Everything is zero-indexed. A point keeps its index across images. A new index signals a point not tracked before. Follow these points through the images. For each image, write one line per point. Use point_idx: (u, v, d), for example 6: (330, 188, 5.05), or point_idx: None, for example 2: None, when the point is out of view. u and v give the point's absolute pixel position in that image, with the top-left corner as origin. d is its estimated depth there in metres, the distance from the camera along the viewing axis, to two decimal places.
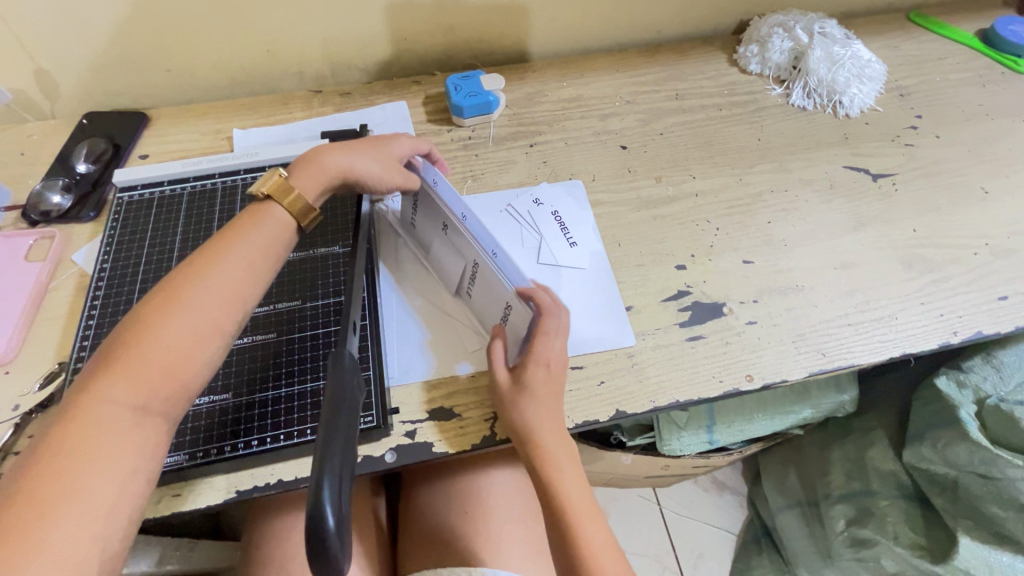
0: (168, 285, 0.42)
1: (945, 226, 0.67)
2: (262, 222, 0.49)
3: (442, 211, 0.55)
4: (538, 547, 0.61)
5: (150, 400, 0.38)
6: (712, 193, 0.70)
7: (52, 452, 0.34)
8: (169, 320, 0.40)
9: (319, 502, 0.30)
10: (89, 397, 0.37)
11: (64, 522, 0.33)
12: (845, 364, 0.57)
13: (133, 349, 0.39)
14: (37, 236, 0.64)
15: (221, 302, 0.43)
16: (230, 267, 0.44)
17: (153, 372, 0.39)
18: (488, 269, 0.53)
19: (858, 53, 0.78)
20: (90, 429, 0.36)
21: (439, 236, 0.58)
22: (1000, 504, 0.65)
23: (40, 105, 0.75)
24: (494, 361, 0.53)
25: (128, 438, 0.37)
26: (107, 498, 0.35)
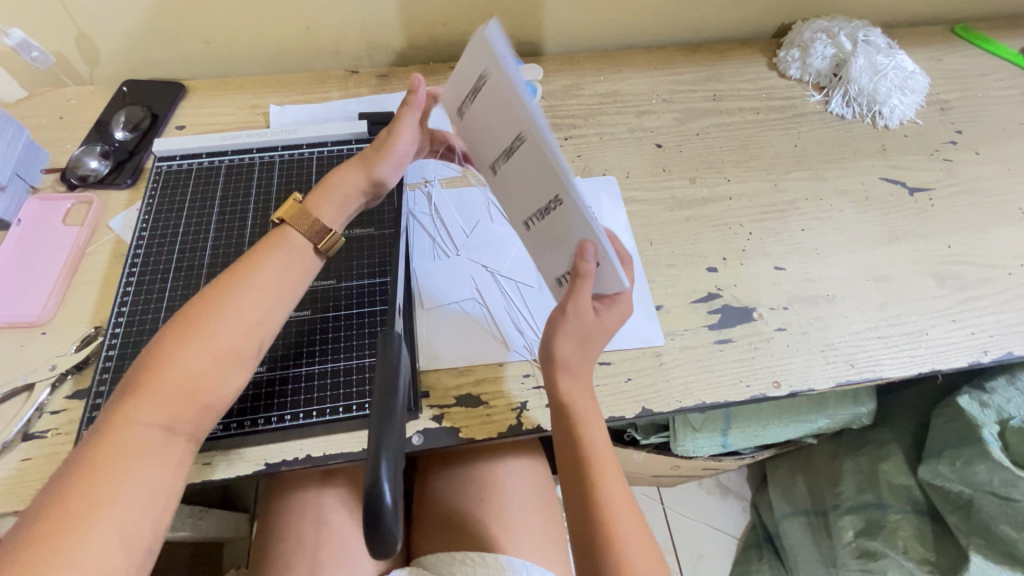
0: (190, 311, 0.42)
1: (981, 244, 0.66)
2: (281, 248, 0.48)
3: (513, 115, 0.37)
4: (550, 538, 0.62)
5: (173, 421, 0.39)
6: (746, 198, 0.70)
7: (84, 468, 0.36)
8: (189, 347, 0.41)
9: (378, 480, 0.32)
10: (118, 417, 0.38)
11: (96, 537, 0.34)
12: (873, 377, 0.57)
13: (157, 371, 0.39)
14: (74, 200, 0.65)
15: (243, 325, 0.43)
16: (254, 292, 0.44)
17: (177, 394, 0.40)
18: (569, 210, 0.40)
19: (901, 64, 0.77)
20: (120, 448, 0.37)
21: (496, 154, 0.40)
22: (1014, 526, 0.65)
23: (79, 69, 0.75)
24: (581, 292, 0.44)
25: (154, 457, 0.38)
26: (134, 514, 0.36)
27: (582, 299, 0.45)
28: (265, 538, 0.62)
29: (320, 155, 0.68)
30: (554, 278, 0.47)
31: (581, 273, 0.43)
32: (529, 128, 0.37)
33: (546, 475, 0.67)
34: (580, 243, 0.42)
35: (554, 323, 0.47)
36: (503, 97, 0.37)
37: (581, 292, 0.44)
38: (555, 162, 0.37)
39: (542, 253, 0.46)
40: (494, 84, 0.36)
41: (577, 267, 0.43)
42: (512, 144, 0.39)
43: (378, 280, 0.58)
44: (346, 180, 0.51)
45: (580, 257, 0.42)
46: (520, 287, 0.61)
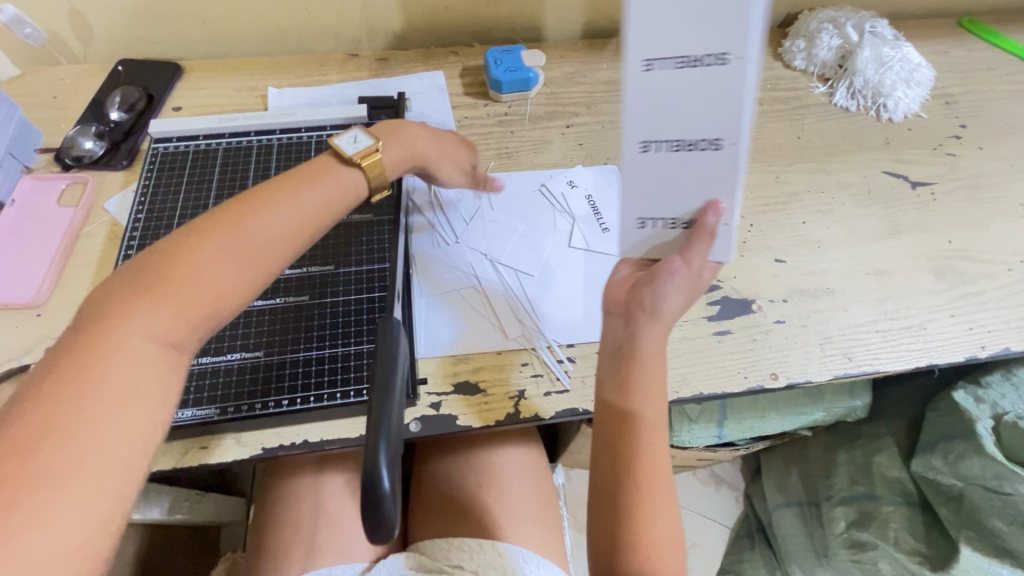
0: (223, 218, 0.40)
1: (982, 240, 0.66)
2: (325, 180, 0.47)
3: (734, 37, 0.38)
4: (546, 527, 0.62)
5: (184, 328, 0.37)
6: (748, 190, 0.69)
7: (80, 361, 0.33)
8: (216, 254, 0.39)
9: (375, 466, 0.32)
10: (125, 311, 0.35)
11: (91, 435, 0.31)
12: (870, 370, 0.58)
13: (175, 270, 0.37)
14: (70, 181, 0.64)
15: (269, 241, 0.41)
16: (283, 212, 0.43)
17: (192, 297, 0.37)
18: (727, 157, 0.42)
19: (907, 56, 0.76)
20: (121, 345, 0.34)
21: (674, 58, 0.39)
22: (1004, 519, 0.66)
23: (74, 48, 0.74)
24: (700, 244, 0.45)
25: (161, 362, 0.35)
26: (132, 420, 0.33)
27: (700, 257, 0.45)
28: (262, 522, 0.62)
29: (319, 139, 0.67)
30: (639, 219, 0.45)
31: (706, 229, 0.44)
32: (742, 57, 0.38)
33: (542, 463, 0.67)
34: (713, 198, 0.44)
35: (655, 269, 0.46)
36: (723, 19, 0.37)
37: (701, 246, 0.45)
38: (746, 104, 0.40)
39: (653, 189, 0.44)
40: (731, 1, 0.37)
41: (698, 218, 0.45)
42: (707, 61, 0.39)
43: (377, 265, 0.57)
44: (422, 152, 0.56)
45: (703, 210, 0.44)
46: (519, 274, 0.60)
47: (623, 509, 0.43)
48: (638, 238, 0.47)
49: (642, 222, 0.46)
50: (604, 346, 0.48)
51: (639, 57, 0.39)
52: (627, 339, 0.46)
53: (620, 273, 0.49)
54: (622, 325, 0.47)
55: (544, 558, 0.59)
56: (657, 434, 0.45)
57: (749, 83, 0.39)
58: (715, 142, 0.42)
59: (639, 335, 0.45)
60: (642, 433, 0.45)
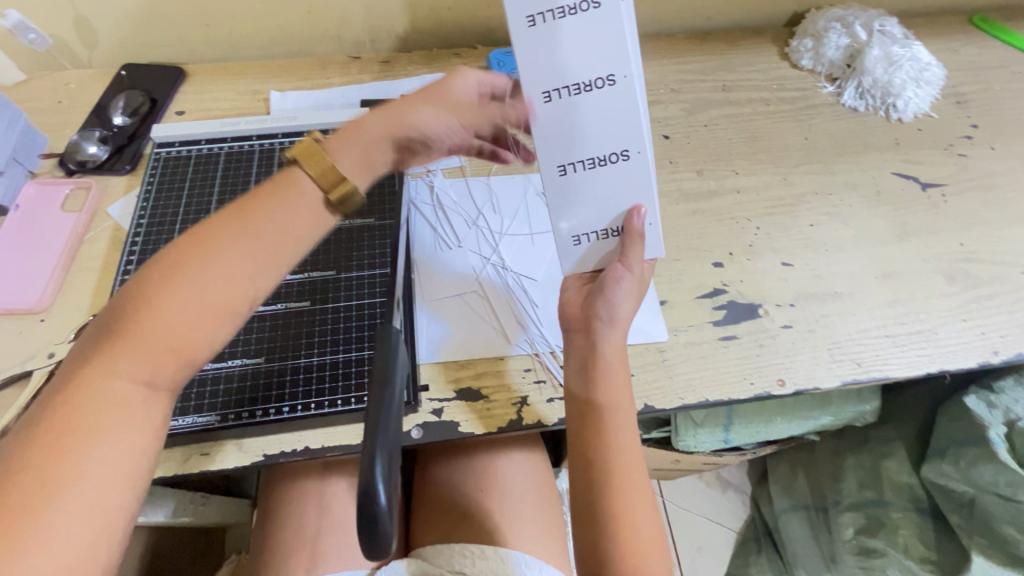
0: (176, 256, 0.37)
1: (994, 242, 0.65)
2: (288, 195, 0.41)
3: (616, 58, 0.39)
4: (551, 534, 0.62)
5: (154, 376, 0.35)
6: (754, 192, 0.68)
7: (51, 427, 0.32)
8: (172, 300, 0.36)
9: (372, 479, 0.32)
10: (93, 371, 0.34)
11: (64, 504, 0.31)
12: (879, 376, 0.57)
13: (133, 325, 0.35)
14: (73, 187, 0.64)
15: (234, 278, 0.38)
16: (247, 244, 0.38)
17: (159, 349, 0.35)
18: (636, 164, 0.43)
19: (917, 55, 0.75)
20: (91, 406, 0.33)
21: (567, 85, 0.40)
22: (1016, 526, 0.65)
23: (78, 53, 0.74)
24: (631, 249, 0.45)
25: (131, 413, 0.34)
26: (107, 483, 0.33)
27: (640, 262, 0.45)
28: (265, 526, 0.62)
29: None
30: (572, 236, 0.45)
31: (633, 235, 0.44)
32: (627, 76, 0.40)
33: (546, 468, 0.66)
34: (635, 203, 0.44)
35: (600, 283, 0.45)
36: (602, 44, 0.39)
37: (631, 253, 0.45)
38: (639, 118, 0.41)
39: (585, 207, 0.44)
40: (608, 25, 0.39)
41: (625, 225, 0.45)
42: (596, 82, 0.40)
43: (378, 271, 0.57)
44: (380, 123, 0.45)
45: (627, 217, 0.44)
46: (522, 278, 0.60)
47: (605, 513, 0.43)
48: (575, 257, 0.47)
49: (576, 239, 0.46)
50: (569, 364, 0.47)
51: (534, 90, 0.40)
52: (589, 354, 0.46)
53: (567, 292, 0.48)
54: (582, 341, 0.47)
55: (548, 564, 0.58)
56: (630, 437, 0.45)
57: (641, 96, 0.41)
58: (619, 159, 0.43)
59: (598, 345, 0.46)
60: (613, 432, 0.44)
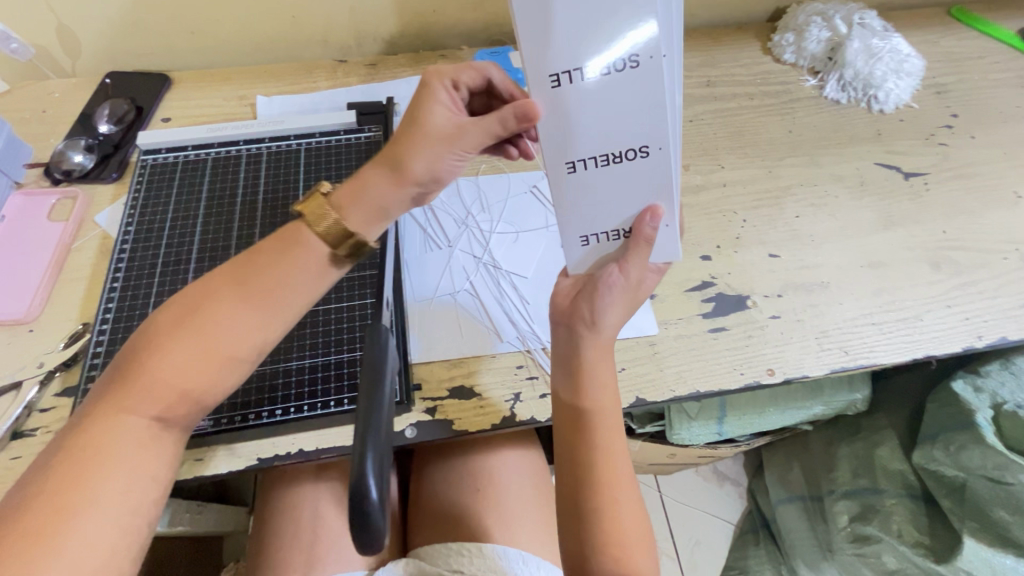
0: (186, 306, 0.38)
1: (976, 228, 0.66)
2: (296, 247, 0.41)
3: (642, 37, 0.36)
4: (546, 529, 0.62)
5: (165, 415, 0.37)
6: (741, 185, 0.69)
7: (69, 463, 0.34)
8: (180, 349, 0.37)
9: (362, 476, 0.32)
10: (109, 411, 0.36)
11: (80, 535, 0.33)
12: (867, 364, 0.57)
13: (144, 369, 0.36)
14: (60, 196, 0.64)
15: (236, 329, 0.38)
16: (251, 296, 0.39)
17: (168, 392, 0.37)
18: (655, 163, 0.40)
19: (896, 47, 0.76)
20: (108, 443, 0.35)
21: (582, 65, 0.36)
22: (1007, 508, 0.66)
23: (62, 62, 0.74)
24: (636, 257, 0.42)
25: (141, 451, 0.36)
26: (123, 514, 0.34)
27: (638, 268, 0.43)
28: (261, 531, 0.62)
29: (308, 146, 0.67)
30: (583, 237, 0.43)
31: (643, 240, 0.42)
32: (654, 56, 0.36)
33: (540, 465, 0.67)
34: (652, 204, 0.41)
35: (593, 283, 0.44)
36: (619, 24, 0.35)
37: (635, 260, 0.42)
38: (665, 101, 0.37)
39: (600, 203, 0.42)
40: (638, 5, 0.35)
41: (635, 228, 0.42)
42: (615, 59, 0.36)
43: (367, 271, 0.57)
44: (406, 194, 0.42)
45: (638, 218, 0.42)
46: (511, 276, 0.60)
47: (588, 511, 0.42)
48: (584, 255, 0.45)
49: (586, 240, 0.44)
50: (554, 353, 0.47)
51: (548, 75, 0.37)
52: (572, 350, 0.45)
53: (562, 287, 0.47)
54: (565, 334, 0.46)
55: (547, 561, 0.58)
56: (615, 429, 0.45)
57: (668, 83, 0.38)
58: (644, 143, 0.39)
59: (581, 347, 0.44)
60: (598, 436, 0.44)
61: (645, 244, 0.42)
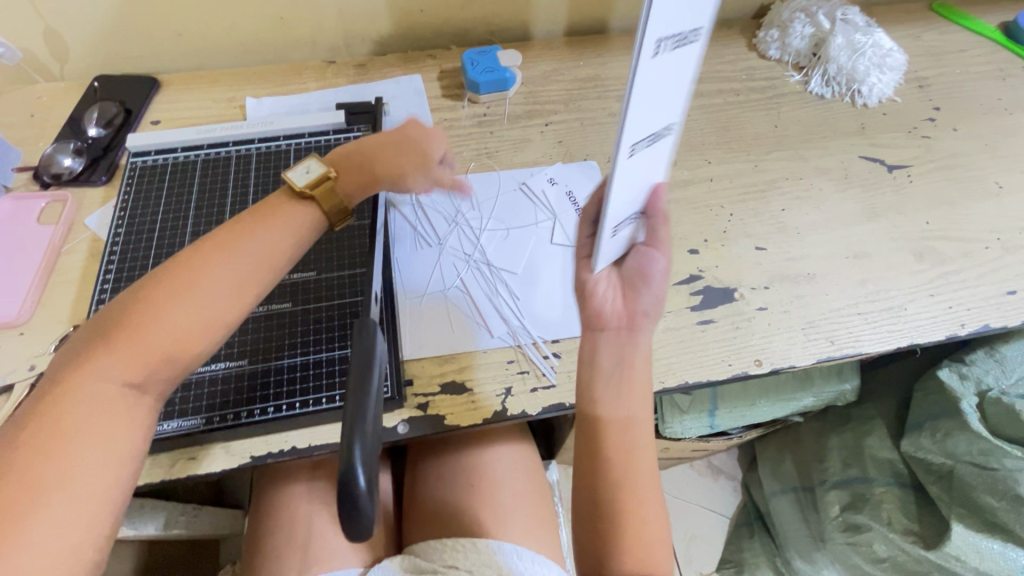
0: (171, 271, 0.40)
1: (958, 219, 0.67)
2: (280, 223, 0.46)
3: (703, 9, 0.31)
4: (540, 523, 0.62)
5: (145, 377, 0.38)
6: (727, 179, 0.70)
7: (44, 423, 0.34)
8: (168, 311, 0.39)
9: (350, 465, 0.32)
10: (87, 370, 0.36)
11: (60, 485, 0.33)
12: (852, 353, 0.58)
13: (129, 330, 0.38)
14: (49, 200, 0.64)
15: (221, 294, 0.41)
16: (237, 263, 0.42)
17: (151, 353, 0.38)
18: (666, 142, 0.38)
19: (879, 42, 0.77)
20: (85, 402, 0.35)
21: (671, 37, 0.30)
22: (994, 494, 0.66)
23: (49, 66, 0.74)
24: (663, 235, 0.44)
25: (121, 411, 0.37)
26: (97, 474, 0.34)
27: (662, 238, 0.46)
28: (257, 531, 0.62)
29: (298, 147, 0.67)
30: (615, 230, 0.40)
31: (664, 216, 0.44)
32: (699, 34, 0.32)
33: (535, 459, 0.68)
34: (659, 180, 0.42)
35: (637, 272, 0.45)
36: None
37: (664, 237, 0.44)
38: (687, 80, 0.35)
39: (636, 189, 0.39)
40: None
41: (650, 205, 0.43)
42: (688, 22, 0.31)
43: (358, 270, 0.58)
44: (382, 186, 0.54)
45: (651, 197, 0.42)
46: (502, 272, 0.61)
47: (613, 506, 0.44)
48: (612, 248, 0.43)
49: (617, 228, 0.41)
50: (602, 364, 0.44)
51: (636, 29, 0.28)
52: (627, 352, 0.44)
53: (604, 287, 0.45)
54: (615, 334, 0.44)
55: (540, 554, 0.59)
56: (646, 433, 0.45)
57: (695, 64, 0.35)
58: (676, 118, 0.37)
59: (641, 346, 0.44)
60: (624, 434, 0.44)
61: (661, 221, 0.44)
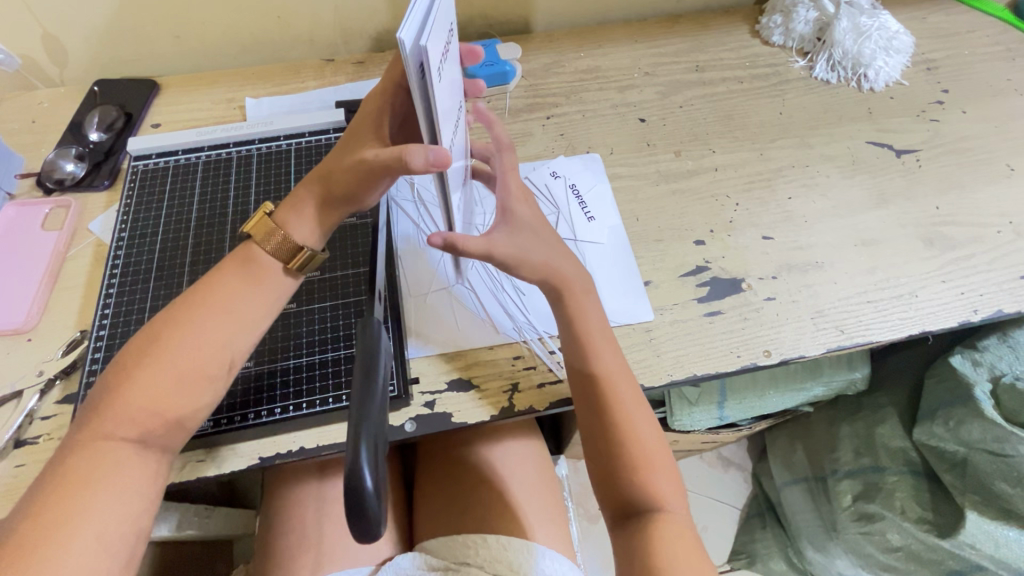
0: (156, 334, 0.42)
1: (969, 203, 0.66)
2: (254, 275, 0.46)
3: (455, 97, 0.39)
4: (551, 516, 0.62)
5: (144, 435, 0.41)
6: (732, 168, 0.69)
7: (56, 490, 0.37)
8: (153, 375, 0.41)
9: (357, 465, 0.32)
10: (87, 440, 0.39)
11: (70, 544, 0.36)
12: (863, 342, 0.57)
13: (120, 396, 0.40)
14: (52, 206, 0.64)
15: (203, 350, 0.43)
16: (217, 318, 0.44)
17: (145, 414, 0.40)
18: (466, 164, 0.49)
19: (885, 25, 0.76)
20: (91, 468, 0.38)
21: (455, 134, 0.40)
22: (1008, 481, 0.65)
23: (50, 72, 0.74)
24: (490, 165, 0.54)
25: (124, 471, 0.39)
26: (110, 527, 0.37)
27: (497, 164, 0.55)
28: (267, 532, 0.62)
29: (298, 146, 0.67)
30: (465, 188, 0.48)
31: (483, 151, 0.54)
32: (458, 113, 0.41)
33: (542, 453, 0.67)
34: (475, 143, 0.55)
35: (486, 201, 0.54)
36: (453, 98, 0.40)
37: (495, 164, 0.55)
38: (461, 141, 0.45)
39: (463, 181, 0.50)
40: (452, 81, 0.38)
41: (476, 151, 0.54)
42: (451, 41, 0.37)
43: (361, 269, 0.58)
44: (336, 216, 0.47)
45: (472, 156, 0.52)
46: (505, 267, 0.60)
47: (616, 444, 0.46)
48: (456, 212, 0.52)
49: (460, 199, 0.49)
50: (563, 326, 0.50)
51: (417, 104, 0.32)
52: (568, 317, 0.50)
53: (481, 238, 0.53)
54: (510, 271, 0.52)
55: (548, 548, 0.58)
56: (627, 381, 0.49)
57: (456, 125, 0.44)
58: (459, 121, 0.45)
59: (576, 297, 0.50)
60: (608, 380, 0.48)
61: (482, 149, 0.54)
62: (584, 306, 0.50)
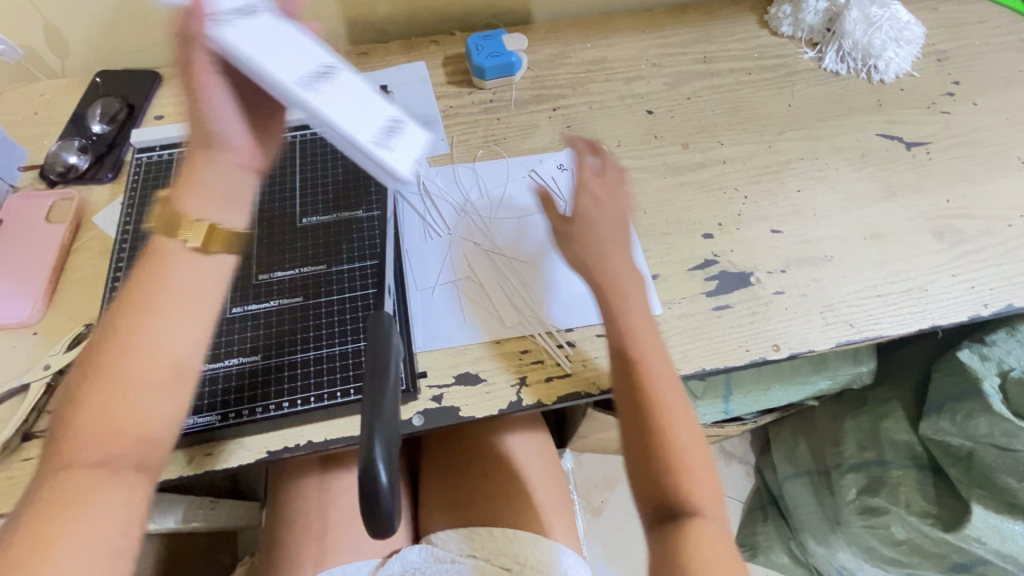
0: (99, 354, 0.41)
1: (979, 196, 0.65)
2: (189, 271, 0.43)
3: None
4: (559, 509, 0.63)
5: (110, 455, 0.39)
6: (740, 161, 0.68)
7: (35, 519, 0.37)
8: (99, 394, 0.39)
9: (372, 460, 0.32)
10: (55, 469, 0.38)
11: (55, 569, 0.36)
12: (872, 336, 0.57)
13: (73, 421, 0.39)
14: (56, 198, 0.64)
15: (143, 357, 0.40)
16: (152, 323, 0.41)
17: (101, 432, 0.39)
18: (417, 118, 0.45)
19: (895, 15, 0.75)
20: (64, 493, 0.38)
21: None
22: (1015, 475, 0.66)
23: (52, 63, 0.73)
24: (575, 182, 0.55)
25: (101, 491, 0.38)
26: (96, 545, 0.37)
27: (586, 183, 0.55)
28: (273, 525, 0.63)
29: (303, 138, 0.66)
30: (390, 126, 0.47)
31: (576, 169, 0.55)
32: None
33: (549, 447, 0.67)
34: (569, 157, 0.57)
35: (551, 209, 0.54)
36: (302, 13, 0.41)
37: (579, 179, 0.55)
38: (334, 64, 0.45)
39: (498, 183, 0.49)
40: None
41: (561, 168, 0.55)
42: None
43: (367, 262, 0.57)
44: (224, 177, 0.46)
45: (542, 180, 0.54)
46: (515, 261, 0.60)
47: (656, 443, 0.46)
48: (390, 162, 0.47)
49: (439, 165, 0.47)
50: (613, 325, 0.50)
51: None
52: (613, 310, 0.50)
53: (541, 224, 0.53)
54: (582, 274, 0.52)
55: (555, 541, 0.59)
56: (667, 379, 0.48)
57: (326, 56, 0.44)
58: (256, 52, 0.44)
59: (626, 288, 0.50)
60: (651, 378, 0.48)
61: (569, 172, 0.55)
62: (629, 305, 0.50)
